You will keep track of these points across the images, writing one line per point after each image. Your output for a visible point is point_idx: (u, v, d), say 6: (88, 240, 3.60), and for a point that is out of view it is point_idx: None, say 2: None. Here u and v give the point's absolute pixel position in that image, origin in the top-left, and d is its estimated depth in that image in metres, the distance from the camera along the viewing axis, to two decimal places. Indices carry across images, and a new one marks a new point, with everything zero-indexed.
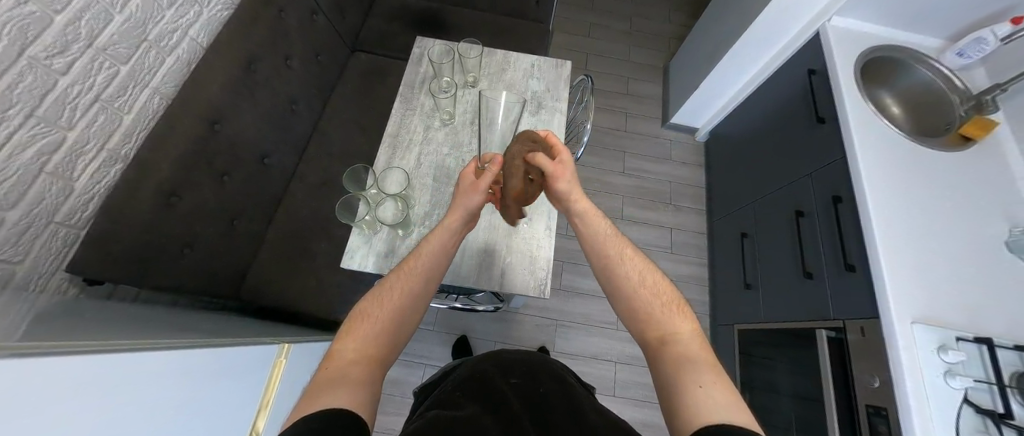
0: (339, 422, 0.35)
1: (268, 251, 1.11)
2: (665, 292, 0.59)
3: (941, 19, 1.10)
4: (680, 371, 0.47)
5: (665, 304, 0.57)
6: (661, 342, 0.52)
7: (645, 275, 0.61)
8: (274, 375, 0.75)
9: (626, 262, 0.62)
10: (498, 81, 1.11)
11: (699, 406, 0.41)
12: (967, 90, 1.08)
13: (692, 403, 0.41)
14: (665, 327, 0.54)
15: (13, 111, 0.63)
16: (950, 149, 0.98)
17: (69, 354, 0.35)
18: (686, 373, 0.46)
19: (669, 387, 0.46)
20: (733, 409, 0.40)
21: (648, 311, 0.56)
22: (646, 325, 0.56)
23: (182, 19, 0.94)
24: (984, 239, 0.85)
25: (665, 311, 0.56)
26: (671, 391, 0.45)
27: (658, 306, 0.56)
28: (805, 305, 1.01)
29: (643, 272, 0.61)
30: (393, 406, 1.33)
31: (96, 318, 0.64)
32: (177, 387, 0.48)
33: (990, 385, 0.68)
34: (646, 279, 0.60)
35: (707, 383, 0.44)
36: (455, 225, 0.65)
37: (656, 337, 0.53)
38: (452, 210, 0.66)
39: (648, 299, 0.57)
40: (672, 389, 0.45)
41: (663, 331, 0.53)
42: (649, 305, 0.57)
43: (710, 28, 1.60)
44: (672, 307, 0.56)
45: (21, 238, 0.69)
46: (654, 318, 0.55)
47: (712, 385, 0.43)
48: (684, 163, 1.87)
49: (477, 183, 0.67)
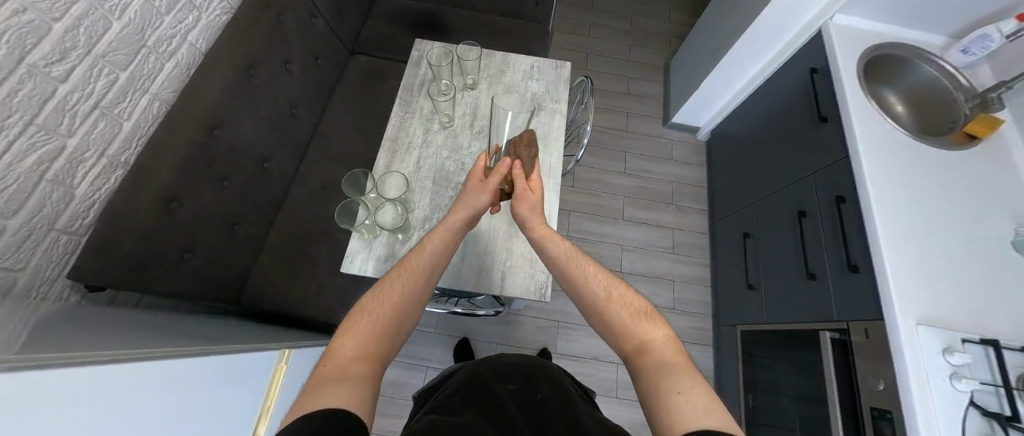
0: (341, 422, 0.34)
1: (269, 255, 1.11)
2: (636, 301, 0.59)
3: (945, 16, 1.09)
4: (659, 379, 0.46)
5: (634, 314, 0.56)
6: (637, 353, 0.52)
7: (611, 289, 0.60)
8: (274, 381, 0.75)
9: (592, 278, 0.62)
10: (497, 83, 1.10)
11: (680, 417, 0.40)
12: (972, 87, 1.07)
13: (672, 414, 0.41)
14: (636, 336, 0.53)
15: (13, 119, 0.63)
16: (955, 148, 0.97)
17: (68, 365, 0.35)
18: (664, 380, 0.45)
19: (649, 396, 0.45)
20: (714, 414, 0.40)
21: (620, 325, 0.56)
22: (620, 339, 0.55)
23: (181, 24, 0.94)
24: (990, 239, 0.84)
25: (635, 321, 0.55)
26: (652, 403, 0.44)
27: (627, 318, 0.56)
28: (808, 306, 1.01)
29: (610, 284, 0.61)
30: (395, 409, 1.33)
31: (96, 324, 0.64)
32: (179, 395, 0.48)
33: (997, 388, 0.67)
34: (612, 294, 0.59)
35: (686, 389, 0.43)
36: (459, 224, 0.66)
37: (631, 349, 0.53)
38: (456, 211, 0.67)
39: (616, 313, 0.57)
40: (651, 399, 0.45)
41: (636, 342, 0.53)
42: (618, 318, 0.56)
43: (711, 27, 1.59)
44: (642, 317, 0.56)
45: (22, 245, 0.69)
46: (626, 329, 0.55)
47: (691, 391, 0.43)
48: (686, 163, 1.86)
49: (485, 183, 0.71)
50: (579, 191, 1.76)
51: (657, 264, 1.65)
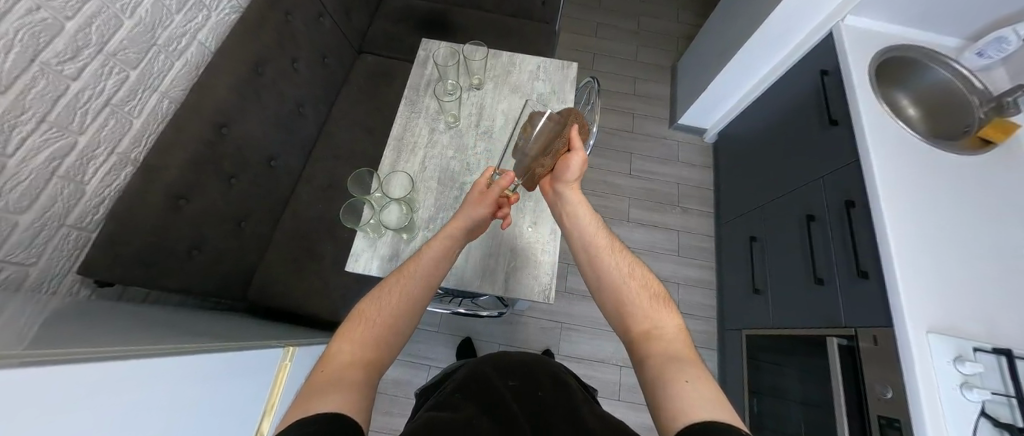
0: (334, 423, 0.34)
1: (275, 252, 1.12)
2: (652, 285, 0.60)
3: (961, 18, 1.07)
4: (665, 367, 0.46)
5: (651, 298, 0.57)
6: (646, 337, 0.52)
7: (633, 269, 0.62)
8: (279, 377, 0.75)
9: (614, 254, 0.64)
10: (503, 84, 1.10)
11: (684, 400, 0.40)
12: (986, 91, 1.05)
13: (678, 396, 0.41)
14: (648, 321, 0.54)
15: (25, 116, 0.64)
16: (968, 153, 0.95)
17: (76, 363, 0.35)
18: (671, 367, 0.45)
19: (652, 381, 0.45)
20: (718, 404, 0.40)
21: (634, 305, 0.56)
22: (631, 318, 0.56)
23: (191, 23, 0.95)
24: (1003, 246, 0.83)
25: (652, 305, 0.56)
26: (655, 388, 0.44)
27: (645, 302, 0.56)
28: (815, 311, 0.99)
29: (630, 265, 0.63)
30: (398, 407, 1.33)
31: (106, 319, 0.65)
32: (187, 389, 0.49)
33: (1009, 399, 0.66)
34: (633, 272, 0.62)
35: (692, 378, 0.43)
36: (456, 234, 0.66)
37: (640, 330, 0.54)
38: (454, 219, 0.67)
39: (633, 292, 0.58)
40: (654, 382, 0.45)
41: (647, 326, 0.53)
42: (635, 299, 0.57)
43: (720, 27, 1.57)
44: (657, 302, 0.57)
45: (34, 241, 0.70)
46: (638, 311, 0.56)
47: (698, 380, 0.43)
48: (692, 165, 1.85)
49: (487, 193, 0.69)
50: (584, 192, 1.75)
51: (662, 266, 1.64)
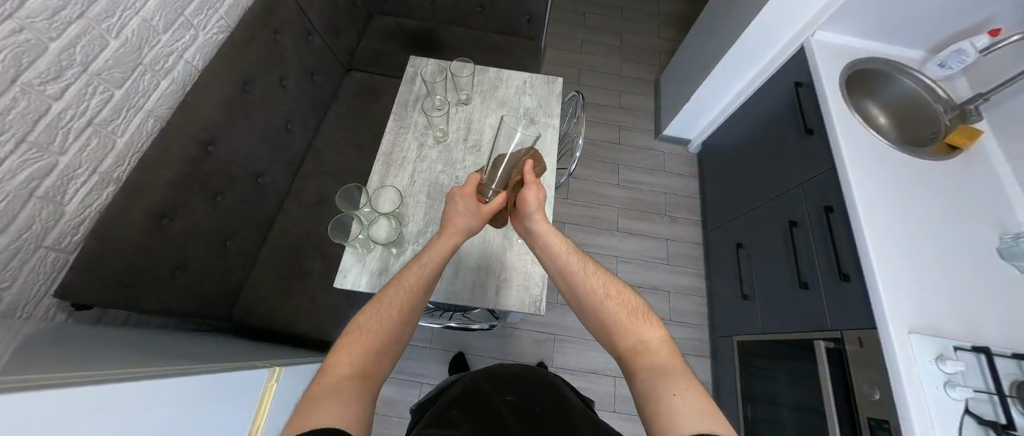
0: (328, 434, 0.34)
1: (262, 269, 1.10)
2: (632, 300, 0.59)
3: (922, 31, 1.14)
4: (656, 379, 0.46)
5: (631, 313, 0.57)
6: (633, 353, 0.52)
7: (609, 287, 0.61)
8: (264, 399, 0.73)
9: (590, 274, 0.63)
10: (490, 98, 1.12)
11: (676, 414, 0.40)
12: (950, 100, 1.11)
13: (669, 412, 0.41)
14: (633, 335, 0.54)
15: (3, 136, 0.63)
16: (938, 158, 0.99)
17: (43, 389, 0.33)
18: (661, 381, 0.46)
19: (646, 396, 0.45)
20: (708, 414, 0.40)
21: (617, 322, 0.56)
22: (617, 335, 0.55)
23: (178, 43, 0.95)
24: (976, 246, 0.86)
25: (632, 321, 0.56)
26: (648, 407, 0.44)
27: (625, 317, 0.56)
28: (802, 316, 1.01)
29: (606, 282, 0.62)
30: (390, 427, 1.29)
31: (82, 344, 0.63)
32: (169, 414, 0.47)
33: (991, 396, 0.67)
34: (610, 290, 0.60)
35: (683, 390, 0.44)
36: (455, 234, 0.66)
37: (627, 347, 0.53)
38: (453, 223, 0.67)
39: (612, 310, 0.57)
40: (647, 396, 0.45)
41: (633, 341, 0.53)
42: (616, 316, 0.57)
43: (700, 43, 1.64)
44: (638, 317, 0.56)
45: (8, 264, 0.68)
46: (623, 327, 0.55)
47: (687, 392, 0.43)
48: (678, 175, 1.89)
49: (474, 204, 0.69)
50: (573, 203, 1.77)
51: (652, 275, 1.65)
